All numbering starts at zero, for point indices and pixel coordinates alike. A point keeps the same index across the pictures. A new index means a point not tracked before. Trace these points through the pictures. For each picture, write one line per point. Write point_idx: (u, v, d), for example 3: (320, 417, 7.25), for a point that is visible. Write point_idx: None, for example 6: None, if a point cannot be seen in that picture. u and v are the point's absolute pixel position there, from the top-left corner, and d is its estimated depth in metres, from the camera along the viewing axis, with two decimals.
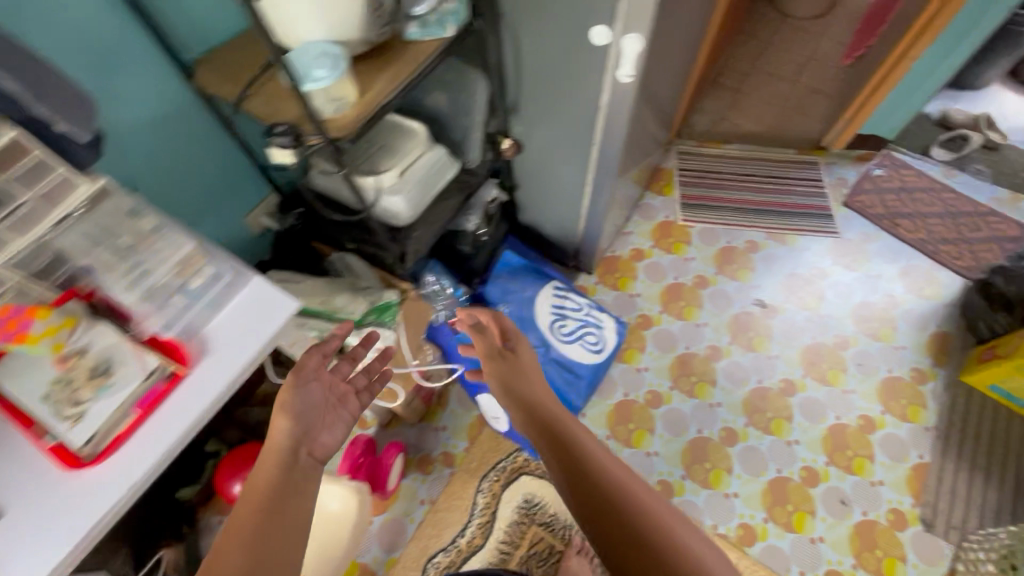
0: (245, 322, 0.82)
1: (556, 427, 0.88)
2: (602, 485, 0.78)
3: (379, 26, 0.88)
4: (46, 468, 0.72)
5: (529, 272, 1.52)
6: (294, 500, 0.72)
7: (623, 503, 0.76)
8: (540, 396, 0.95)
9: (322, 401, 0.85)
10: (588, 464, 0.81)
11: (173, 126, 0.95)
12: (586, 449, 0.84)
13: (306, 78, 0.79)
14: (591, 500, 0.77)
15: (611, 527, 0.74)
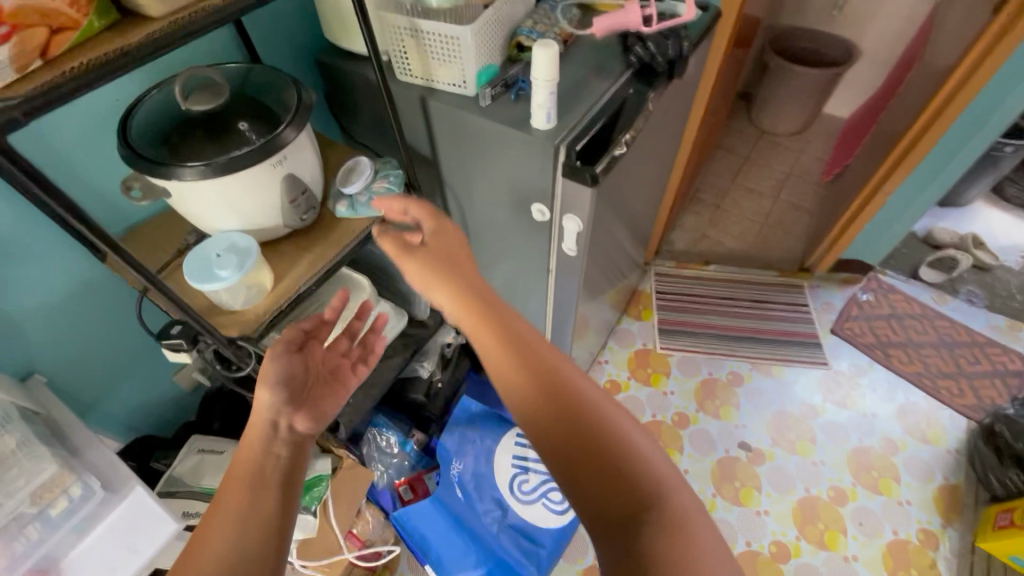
0: (111, 555, 0.72)
1: (503, 325, 0.65)
2: (560, 399, 0.56)
3: (301, 212, 0.83)
4: None
5: (489, 418, 1.37)
6: (282, 472, 0.65)
7: (587, 421, 0.55)
8: (478, 288, 0.70)
9: (308, 375, 0.81)
10: (543, 374, 0.59)
11: (83, 303, 0.90)
12: (541, 354, 0.61)
13: (206, 279, 0.73)
14: (546, 419, 0.56)
15: (572, 456, 0.53)
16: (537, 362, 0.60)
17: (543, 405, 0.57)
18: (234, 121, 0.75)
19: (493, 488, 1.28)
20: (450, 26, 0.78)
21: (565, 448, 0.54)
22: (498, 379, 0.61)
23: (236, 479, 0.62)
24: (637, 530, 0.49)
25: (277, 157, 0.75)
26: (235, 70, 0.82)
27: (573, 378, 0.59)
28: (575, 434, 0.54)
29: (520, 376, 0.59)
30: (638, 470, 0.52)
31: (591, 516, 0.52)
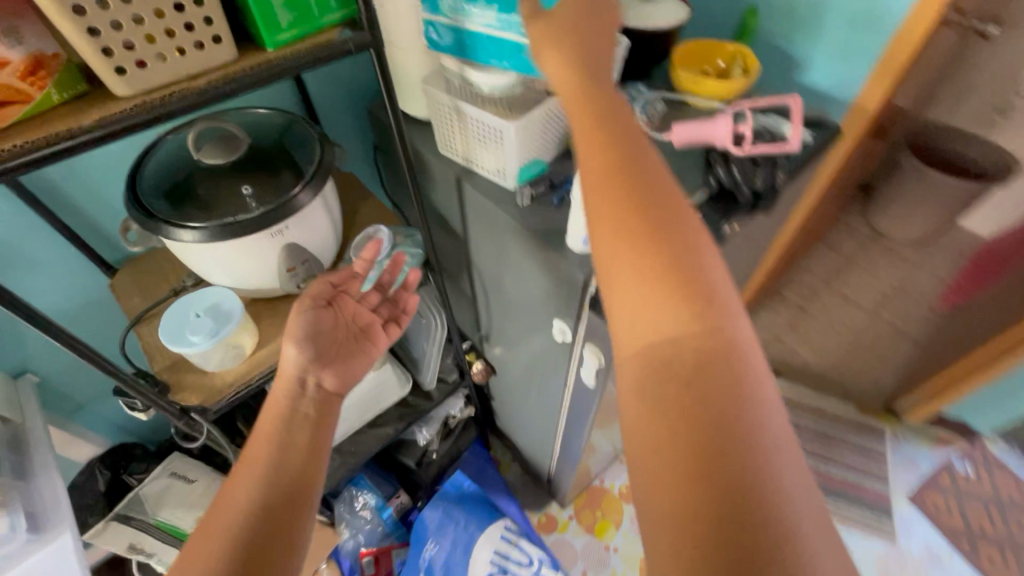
0: None
1: (616, 125, 0.48)
2: (663, 235, 0.43)
3: (300, 280, 0.76)
4: None
5: (478, 503, 1.26)
6: (309, 433, 0.58)
7: (685, 259, 0.43)
8: (597, 71, 0.51)
9: (334, 329, 0.68)
10: (647, 201, 0.44)
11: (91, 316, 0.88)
12: (653, 176, 0.46)
13: (178, 342, 0.68)
14: (639, 246, 0.43)
15: (659, 306, 0.41)
16: (646, 179, 0.45)
17: (640, 234, 0.43)
18: (248, 177, 0.70)
19: None
20: (495, 119, 0.68)
21: (653, 290, 0.41)
22: (588, 185, 0.46)
23: (264, 440, 0.55)
24: (723, 419, 0.38)
25: (277, 227, 0.68)
26: (276, 119, 0.77)
27: (681, 217, 0.44)
28: (668, 281, 0.41)
29: (621, 189, 0.44)
30: (733, 352, 0.40)
31: (644, 353, 0.42)
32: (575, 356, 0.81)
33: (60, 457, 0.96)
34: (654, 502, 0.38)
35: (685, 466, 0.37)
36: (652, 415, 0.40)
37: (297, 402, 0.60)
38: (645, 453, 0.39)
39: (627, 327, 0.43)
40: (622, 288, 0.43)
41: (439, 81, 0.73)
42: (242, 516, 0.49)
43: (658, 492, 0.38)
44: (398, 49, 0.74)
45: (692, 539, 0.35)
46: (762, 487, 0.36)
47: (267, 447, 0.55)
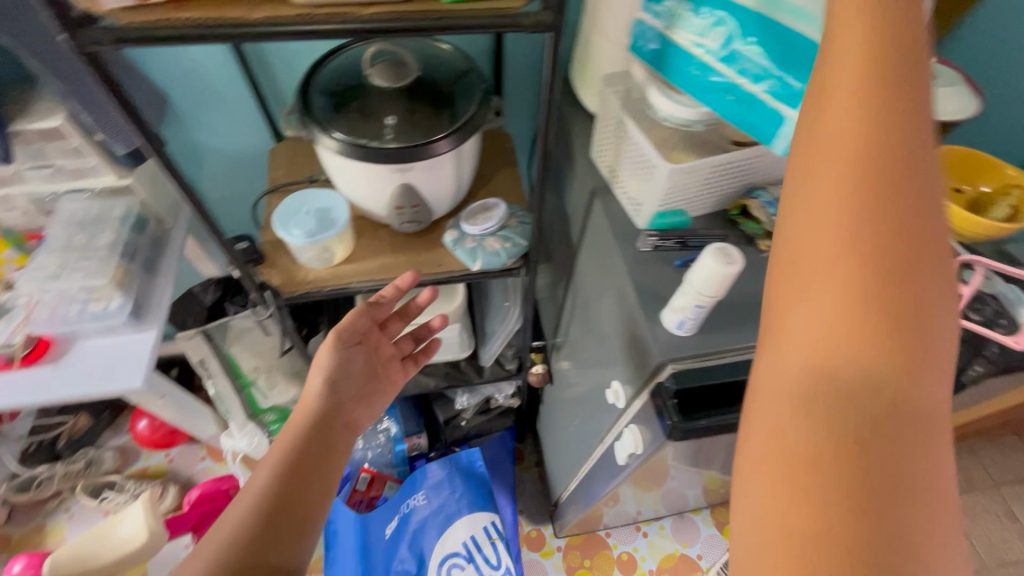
0: (95, 366, 0.82)
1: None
2: (906, 208, 0.29)
3: (403, 221, 0.78)
4: None
5: (477, 484, 1.27)
6: (322, 460, 0.66)
7: (915, 292, 0.29)
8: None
9: (355, 364, 0.77)
10: (898, 157, 0.29)
11: (251, 166, 1.00)
12: (918, 110, 0.30)
13: (281, 227, 0.73)
14: (866, 224, 0.29)
15: (865, 270, 0.29)
16: (913, 108, 0.30)
17: (881, 161, 0.29)
18: (405, 102, 0.70)
19: (427, 547, 1.21)
20: (656, 151, 0.59)
21: (858, 256, 0.29)
22: (833, 115, 0.31)
23: (273, 459, 0.64)
24: (908, 437, 0.28)
25: (405, 164, 0.69)
26: (456, 60, 0.75)
27: (933, 191, 0.29)
28: (893, 242, 0.29)
29: (867, 124, 0.30)
30: (932, 414, 0.28)
31: (801, 388, 0.29)
32: (620, 428, 0.73)
33: (188, 265, 1.14)
34: (778, 499, 0.28)
35: (850, 479, 0.27)
36: (783, 453, 0.29)
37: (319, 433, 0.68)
38: (763, 493, 0.29)
39: (792, 341, 0.31)
40: (816, 261, 0.30)
41: (620, 86, 0.65)
42: (244, 524, 0.57)
43: (767, 554, 0.28)
44: (595, 35, 0.67)
45: (827, 563, 0.26)
46: (934, 535, 0.27)
47: (276, 469, 0.62)
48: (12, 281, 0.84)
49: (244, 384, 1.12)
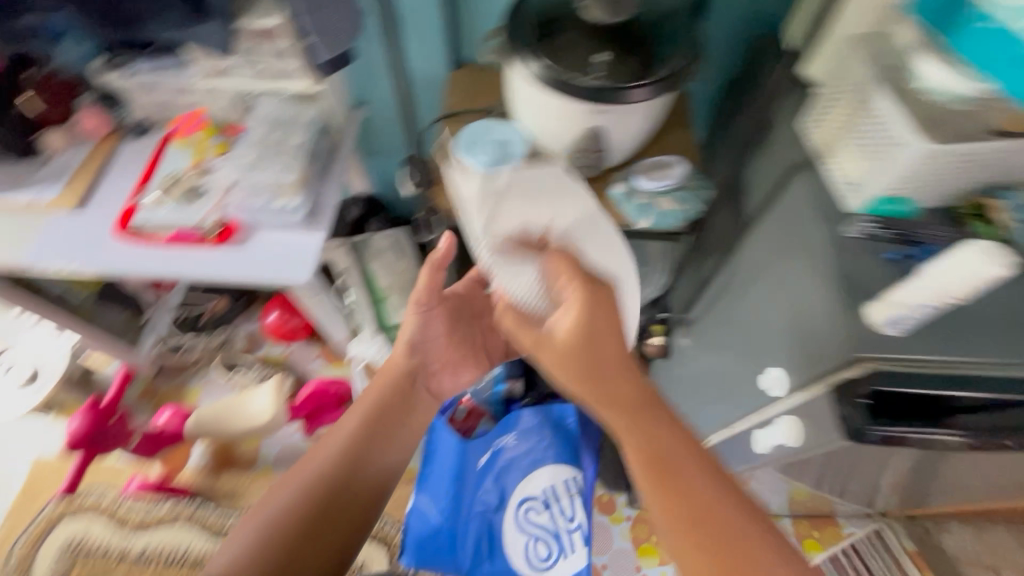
0: (270, 257, 0.89)
1: (611, 330, 0.60)
2: (677, 480, 0.56)
3: (578, 165, 0.76)
4: (108, 221, 0.91)
5: (567, 439, 1.29)
6: (399, 417, 0.78)
7: (717, 520, 0.55)
8: (604, 365, 0.59)
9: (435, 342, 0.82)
10: (664, 451, 0.57)
11: (420, 91, 1.03)
12: (662, 419, 0.59)
13: (464, 152, 0.75)
14: (671, 494, 0.56)
15: (684, 516, 0.55)
16: (656, 422, 0.59)
17: (657, 463, 0.57)
18: (615, 41, 0.67)
19: (510, 485, 1.27)
20: (911, 125, 0.53)
21: (677, 516, 0.55)
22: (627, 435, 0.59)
23: (359, 416, 0.76)
24: None
25: (604, 106, 0.67)
26: (670, 4, 0.71)
27: (683, 466, 0.57)
28: (688, 502, 0.55)
29: (648, 438, 0.58)
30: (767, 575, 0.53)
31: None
32: (771, 417, 0.69)
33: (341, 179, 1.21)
34: None
35: None
36: None
37: (397, 398, 0.78)
38: None
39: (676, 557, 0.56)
40: (663, 516, 0.56)
41: (873, 51, 0.60)
42: (324, 463, 0.71)
43: None
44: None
45: None
46: None
47: (356, 429, 0.74)
48: (207, 167, 0.93)
49: (376, 299, 1.19)
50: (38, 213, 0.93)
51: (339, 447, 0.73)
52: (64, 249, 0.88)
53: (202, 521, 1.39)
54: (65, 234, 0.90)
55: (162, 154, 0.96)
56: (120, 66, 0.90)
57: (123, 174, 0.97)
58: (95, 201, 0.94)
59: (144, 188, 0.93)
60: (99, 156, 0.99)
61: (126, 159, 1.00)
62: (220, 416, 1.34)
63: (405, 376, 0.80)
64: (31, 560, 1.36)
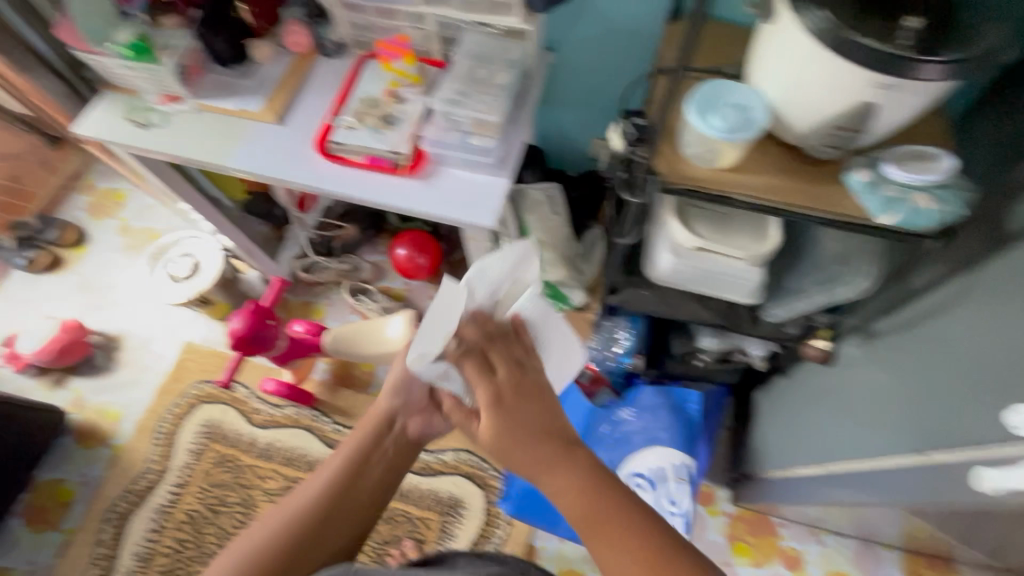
0: (454, 195, 0.89)
1: (532, 406, 0.66)
2: (609, 522, 0.59)
3: (823, 143, 0.70)
4: (309, 139, 0.94)
5: (687, 425, 1.26)
6: (376, 460, 0.79)
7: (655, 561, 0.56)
8: (522, 438, 0.64)
9: (417, 412, 0.83)
10: (590, 504, 0.60)
11: (619, 41, 0.98)
12: (591, 468, 0.63)
13: (700, 113, 0.69)
14: (607, 542, 0.58)
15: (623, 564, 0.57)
16: (582, 470, 0.62)
17: (591, 511, 0.60)
18: (923, 10, 0.59)
19: (621, 455, 1.28)
20: None
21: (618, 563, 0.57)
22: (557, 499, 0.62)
23: (331, 469, 0.76)
24: None
25: (891, 81, 0.59)
26: None
27: (613, 509, 0.60)
28: (622, 543, 0.58)
29: (580, 489, 0.61)
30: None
31: None
32: (1015, 457, 0.61)
33: None
34: None
35: None
36: None
37: (376, 442, 0.79)
38: None
39: None
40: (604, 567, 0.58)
41: None
42: (297, 509, 0.73)
43: None
44: None
45: None
46: None
47: (323, 487, 0.75)
48: (403, 97, 0.94)
49: None
50: (244, 123, 0.98)
51: (308, 498, 0.74)
52: (270, 159, 0.94)
53: (321, 430, 1.52)
54: (270, 145, 0.95)
55: (359, 76, 0.98)
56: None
57: (318, 93, 0.99)
58: (293, 117, 0.97)
59: (341, 109, 0.95)
60: (299, 71, 1.01)
61: (319, 78, 1.02)
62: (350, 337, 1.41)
63: (381, 434, 0.80)
64: (176, 435, 1.53)
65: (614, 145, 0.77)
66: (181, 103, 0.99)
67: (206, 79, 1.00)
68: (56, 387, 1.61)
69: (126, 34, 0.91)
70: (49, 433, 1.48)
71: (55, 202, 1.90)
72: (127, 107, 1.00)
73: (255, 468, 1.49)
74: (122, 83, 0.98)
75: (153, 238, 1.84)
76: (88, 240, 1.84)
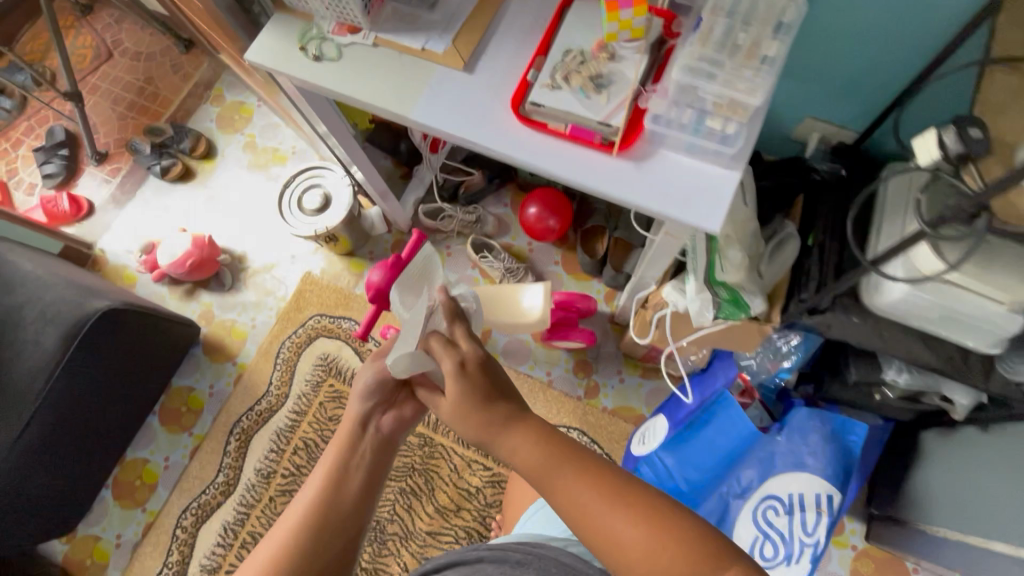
0: (667, 185, 0.74)
1: (484, 370, 0.74)
2: (561, 450, 0.66)
3: None
4: (502, 95, 0.82)
5: (843, 457, 1.12)
6: (357, 466, 0.77)
7: (597, 469, 0.64)
8: (481, 393, 0.72)
9: (390, 410, 0.82)
10: (540, 440, 0.68)
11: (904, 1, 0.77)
12: (530, 419, 0.71)
13: None
14: (563, 466, 0.65)
15: (573, 478, 0.63)
16: (527, 418, 0.71)
17: (547, 444, 0.67)
18: None
19: (759, 473, 1.12)
20: None
21: (570, 480, 0.64)
22: (512, 446, 0.69)
23: (314, 487, 0.75)
24: (657, 510, 0.59)
25: None
26: None
27: (560, 440, 0.68)
28: (572, 466, 0.65)
29: (531, 435, 0.69)
30: (673, 506, 0.60)
31: (596, 538, 0.60)
32: None
33: None
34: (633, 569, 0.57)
35: (633, 518, 0.59)
36: (614, 543, 0.59)
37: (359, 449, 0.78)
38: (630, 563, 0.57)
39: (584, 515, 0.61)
40: (559, 490, 0.64)
41: None
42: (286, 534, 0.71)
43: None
44: None
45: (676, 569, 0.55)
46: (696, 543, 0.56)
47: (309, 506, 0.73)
48: (618, 54, 0.79)
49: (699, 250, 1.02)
50: (427, 66, 0.86)
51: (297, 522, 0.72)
52: (453, 115, 0.82)
53: None
54: (452, 96, 0.83)
55: (563, 22, 0.83)
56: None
57: (512, 37, 0.85)
58: (483, 64, 0.84)
59: (542, 63, 0.81)
60: (490, 7, 0.87)
61: (512, 17, 0.87)
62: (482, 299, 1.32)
63: (358, 441, 0.79)
64: (295, 362, 1.58)
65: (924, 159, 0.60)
66: (358, 35, 0.88)
67: (388, 8, 0.88)
68: (187, 298, 1.68)
69: None
70: (184, 343, 1.55)
71: (187, 110, 1.90)
72: (300, 34, 0.90)
73: None
74: (298, 5, 0.88)
75: (278, 158, 1.81)
76: (217, 153, 1.83)
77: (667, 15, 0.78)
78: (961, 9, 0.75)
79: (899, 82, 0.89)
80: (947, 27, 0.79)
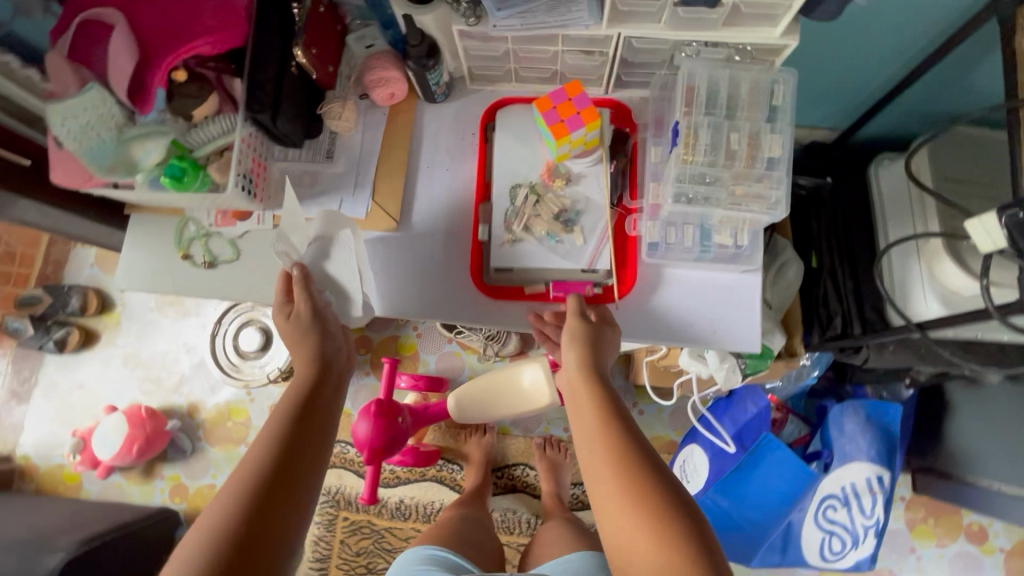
0: (688, 312, 0.63)
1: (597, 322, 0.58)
2: (616, 438, 0.50)
3: None
4: (457, 248, 0.67)
5: (888, 436, 1.07)
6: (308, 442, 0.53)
7: (646, 477, 0.48)
8: (590, 339, 0.57)
9: (334, 357, 0.59)
10: (605, 412, 0.52)
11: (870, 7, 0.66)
12: (604, 388, 0.54)
13: None
14: (610, 458, 0.49)
15: (618, 475, 0.48)
16: (603, 386, 0.54)
17: (611, 425, 0.51)
18: None
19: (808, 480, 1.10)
20: None
21: (615, 477, 0.48)
22: (579, 404, 0.54)
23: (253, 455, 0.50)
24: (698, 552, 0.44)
25: None
26: None
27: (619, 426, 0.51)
28: (627, 465, 0.48)
29: (597, 405, 0.53)
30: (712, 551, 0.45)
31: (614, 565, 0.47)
32: None
33: None
34: None
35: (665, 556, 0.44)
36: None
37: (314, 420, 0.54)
38: None
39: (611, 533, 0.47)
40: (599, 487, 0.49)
41: None
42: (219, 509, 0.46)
43: None
44: None
45: None
46: None
47: (241, 484, 0.48)
48: (573, 176, 0.65)
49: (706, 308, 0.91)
50: None
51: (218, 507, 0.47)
52: (407, 290, 0.67)
53: (453, 480, 1.39)
54: (396, 264, 0.68)
55: (500, 139, 0.68)
56: (480, 14, 0.57)
57: (442, 167, 0.70)
58: (419, 210, 0.69)
59: (489, 213, 0.66)
60: (403, 137, 0.70)
61: (432, 139, 0.71)
62: (482, 397, 1.19)
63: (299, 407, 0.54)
64: None
65: (996, 244, 0.51)
66: (249, 218, 0.69)
67: (274, 171, 0.68)
68: (147, 477, 1.47)
69: (156, 152, 0.59)
70: (166, 536, 1.36)
71: (57, 262, 1.58)
72: (175, 236, 0.70)
73: (393, 530, 1.38)
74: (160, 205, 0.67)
75: None
76: (115, 303, 1.56)
77: (617, 104, 0.66)
78: (935, 7, 0.66)
79: (873, 81, 0.79)
80: (923, 28, 0.69)
